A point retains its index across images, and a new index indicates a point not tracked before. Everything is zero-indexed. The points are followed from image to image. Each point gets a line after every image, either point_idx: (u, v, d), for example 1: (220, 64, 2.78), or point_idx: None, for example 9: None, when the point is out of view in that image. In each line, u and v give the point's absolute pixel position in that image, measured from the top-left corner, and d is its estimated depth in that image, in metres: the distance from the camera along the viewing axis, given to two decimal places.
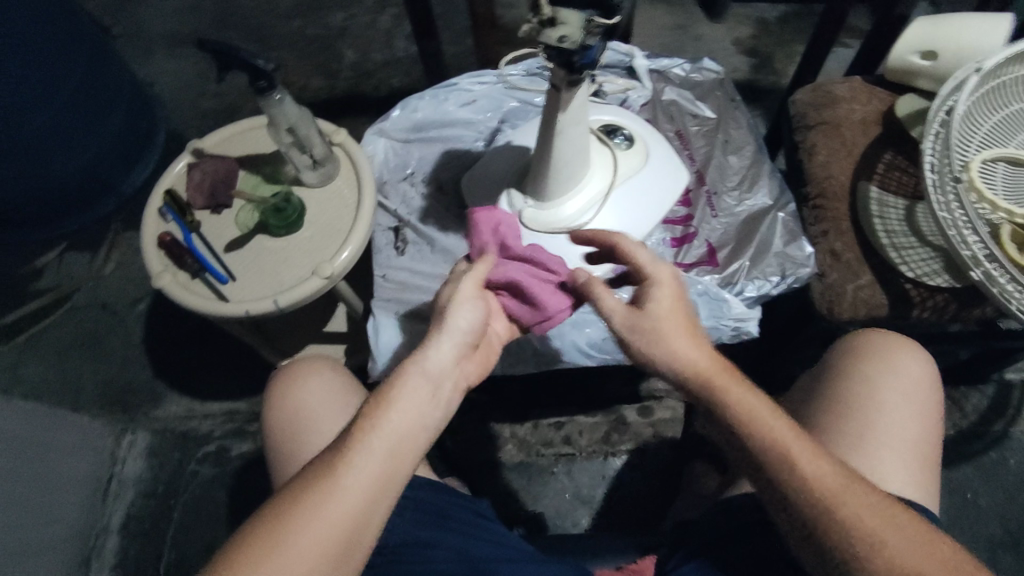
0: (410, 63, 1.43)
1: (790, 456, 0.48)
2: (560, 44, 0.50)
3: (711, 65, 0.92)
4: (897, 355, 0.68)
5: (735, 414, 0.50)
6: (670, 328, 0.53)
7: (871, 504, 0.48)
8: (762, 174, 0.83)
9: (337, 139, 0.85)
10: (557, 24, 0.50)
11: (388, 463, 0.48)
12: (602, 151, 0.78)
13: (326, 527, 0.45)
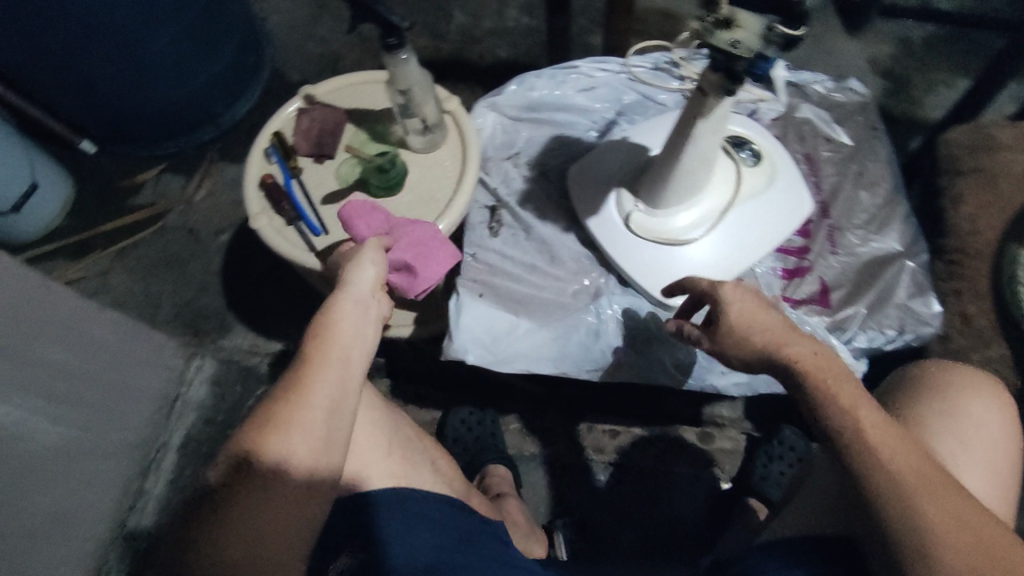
0: (520, 35, 1.39)
1: (867, 437, 0.49)
2: (731, 49, 0.45)
3: (858, 86, 0.84)
4: (963, 398, 0.61)
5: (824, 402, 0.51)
6: (752, 328, 0.55)
7: (954, 508, 0.46)
8: (896, 216, 0.76)
9: (448, 106, 0.83)
10: (731, 27, 0.46)
11: (346, 362, 0.51)
12: (726, 164, 0.73)
13: (299, 428, 0.47)
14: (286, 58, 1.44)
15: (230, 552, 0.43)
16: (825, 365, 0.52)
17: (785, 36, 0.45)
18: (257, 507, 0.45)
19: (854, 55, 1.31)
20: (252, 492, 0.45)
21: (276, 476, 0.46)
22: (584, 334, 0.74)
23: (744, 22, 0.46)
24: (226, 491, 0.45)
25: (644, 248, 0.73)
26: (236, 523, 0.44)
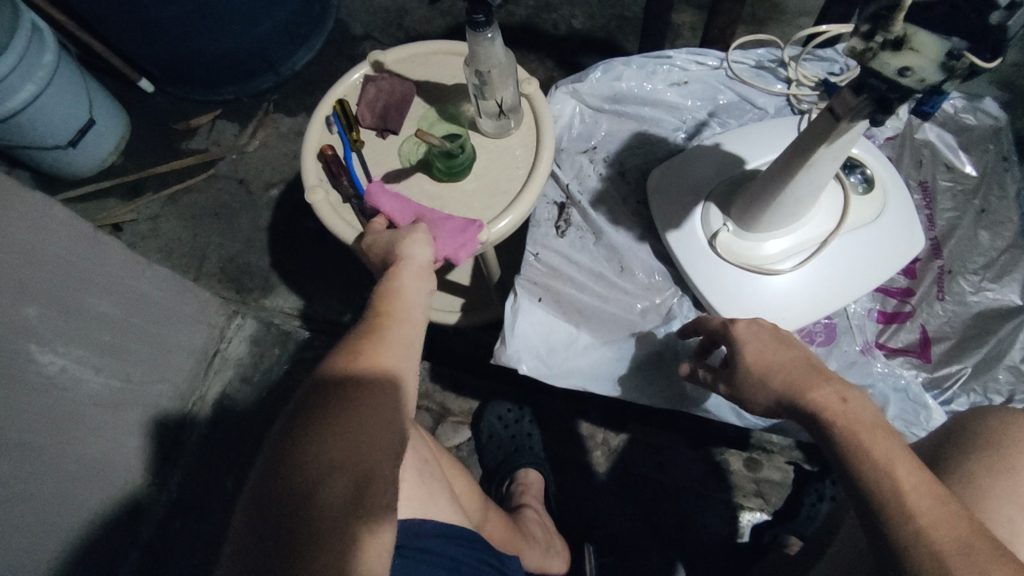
0: (600, 7, 1.28)
1: (900, 498, 0.38)
2: (899, 78, 0.39)
3: (992, 107, 0.73)
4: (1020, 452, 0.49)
5: (854, 466, 0.41)
6: (777, 367, 0.50)
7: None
8: (1020, 263, 0.67)
9: (525, 89, 0.75)
10: (903, 51, 0.38)
11: (412, 306, 0.49)
12: (834, 189, 0.64)
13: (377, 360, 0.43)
14: (351, 10, 1.38)
15: (322, 469, 0.36)
16: (857, 415, 0.44)
17: (972, 67, 0.37)
18: (351, 423, 0.38)
19: None
20: (342, 403, 0.40)
21: (366, 397, 0.40)
22: (648, 356, 0.69)
23: (919, 45, 0.38)
24: (305, 417, 0.39)
25: (727, 272, 0.66)
26: (323, 441, 0.37)
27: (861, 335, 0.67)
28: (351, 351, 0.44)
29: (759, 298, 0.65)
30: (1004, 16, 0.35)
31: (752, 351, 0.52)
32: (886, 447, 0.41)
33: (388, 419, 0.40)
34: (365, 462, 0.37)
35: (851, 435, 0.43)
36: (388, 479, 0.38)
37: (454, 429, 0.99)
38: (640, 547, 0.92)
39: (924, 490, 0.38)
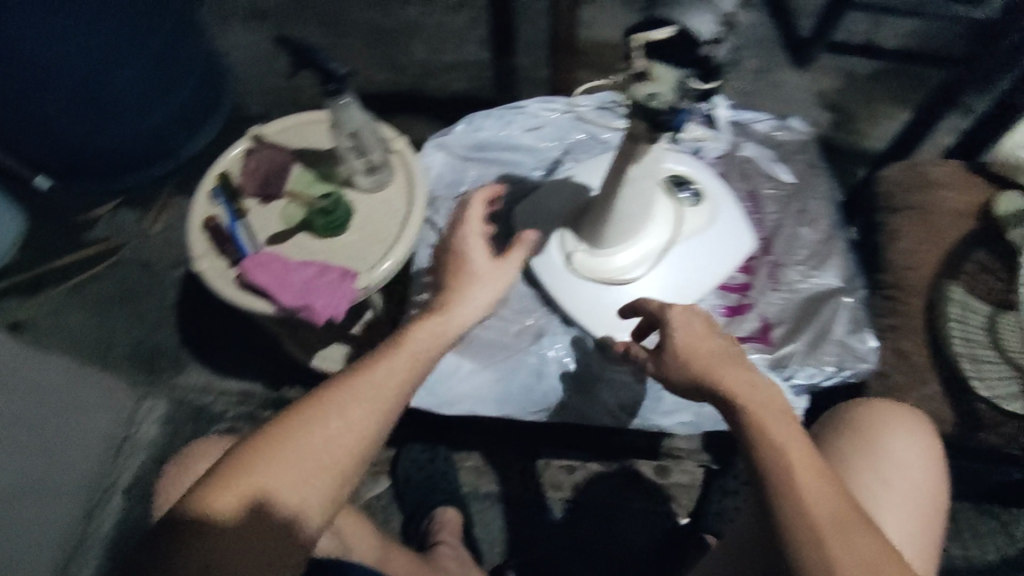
0: (481, 71, 1.41)
1: (797, 485, 0.46)
2: (648, 100, 0.48)
3: (798, 125, 0.86)
4: (886, 435, 0.62)
5: (766, 457, 0.48)
6: (706, 354, 0.53)
7: (855, 553, 0.44)
8: (834, 252, 0.78)
9: (395, 146, 0.83)
10: (649, 79, 0.47)
11: (406, 372, 0.53)
12: (667, 204, 0.74)
13: (358, 417, 0.50)
14: (247, 91, 1.44)
15: (256, 507, 0.46)
16: (767, 400, 0.50)
17: (697, 90, 0.47)
18: (280, 469, 0.47)
19: (803, 90, 1.44)
20: (292, 448, 0.48)
21: (304, 448, 0.48)
22: (525, 375, 0.73)
23: (659, 74, 0.46)
24: (278, 443, 0.48)
25: (587, 286, 0.73)
26: (273, 477, 0.47)
27: None
28: (348, 394, 0.50)
29: (618, 306, 0.72)
30: (711, 49, 0.44)
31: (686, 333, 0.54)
32: (795, 446, 0.48)
33: (313, 484, 0.48)
34: (275, 512, 0.46)
35: (761, 423, 0.49)
36: (287, 534, 0.47)
37: (373, 479, 1.01)
38: (563, 562, 0.97)
39: (819, 483, 0.47)
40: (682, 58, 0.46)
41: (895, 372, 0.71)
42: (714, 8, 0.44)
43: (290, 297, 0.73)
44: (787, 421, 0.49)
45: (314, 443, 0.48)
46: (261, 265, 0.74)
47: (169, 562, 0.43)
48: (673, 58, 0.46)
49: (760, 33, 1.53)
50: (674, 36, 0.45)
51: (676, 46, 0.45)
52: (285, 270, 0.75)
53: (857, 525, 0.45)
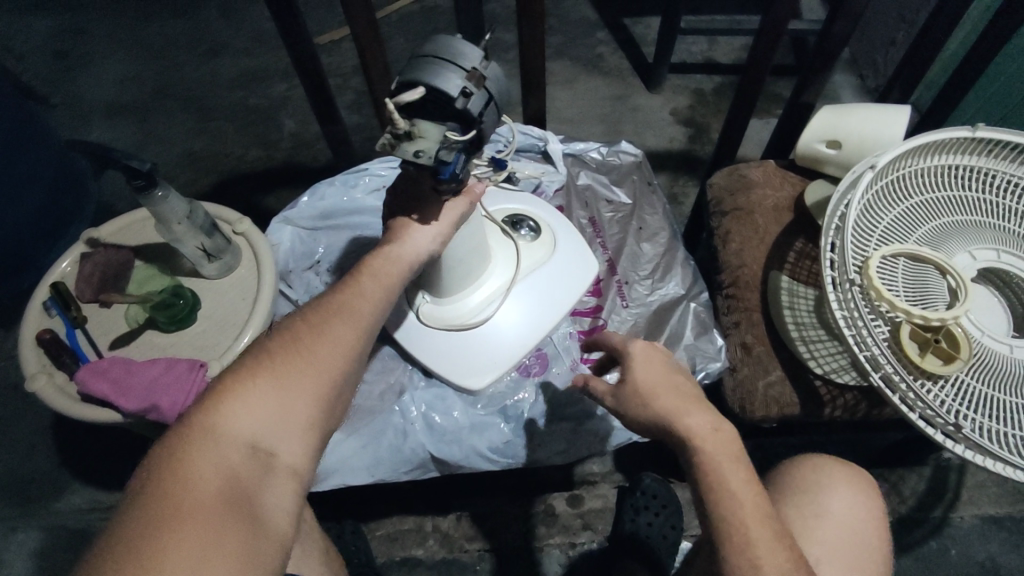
0: None
1: (748, 539, 0.46)
2: (417, 157, 0.48)
3: (628, 149, 0.91)
4: (821, 488, 0.67)
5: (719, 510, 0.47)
6: (666, 395, 0.51)
7: None
8: (675, 262, 0.82)
9: (239, 228, 0.82)
10: (414, 139, 0.48)
11: (372, 302, 0.55)
12: (505, 243, 0.75)
13: (342, 328, 0.52)
14: (111, 188, 1.39)
15: (256, 422, 0.46)
16: (723, 445, 0.48)
17: (459, 142, 0.49)
18: (267, 405, 0.47)
19: (658, 109, 1.55)
20: (272, 380, 0.48)
21: (285, 380, 0.49)
22: (392, 435, 0.72)
23: (421, 134, 0.48)
24: (270, 361, 0.49)
25: (439, 333, 0.73)
26: (271, 395, 0.48)
27: (568, 355, 0.77)
28: (327, 314, 0.52)
29: (477, 350, 0.72)
30: (464, 102, 0.48)
31: (644, 372, 0.53)
32: (758, 510, 0.47)
33: (299, 418, 0.48)
34: (265, 448, 0.46)
35: (718, 476, 0.47)
36: (279, 474, 0.46)
37: None
38: None
39: (779, 551, 0.46)
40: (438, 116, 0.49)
41: (740, 366, 0.74)
42: (456, 67, 0.48)
43: (132, 400, 0.68)
44: (739, 468, 0.48)
45: (303, 356, 0.50)
46: (98, 373, 0.70)
47: (166, 489, 0.41)
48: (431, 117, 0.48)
49: (613, 64, 1.64)
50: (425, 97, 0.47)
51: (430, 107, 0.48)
52: (127, 372, 0.70)
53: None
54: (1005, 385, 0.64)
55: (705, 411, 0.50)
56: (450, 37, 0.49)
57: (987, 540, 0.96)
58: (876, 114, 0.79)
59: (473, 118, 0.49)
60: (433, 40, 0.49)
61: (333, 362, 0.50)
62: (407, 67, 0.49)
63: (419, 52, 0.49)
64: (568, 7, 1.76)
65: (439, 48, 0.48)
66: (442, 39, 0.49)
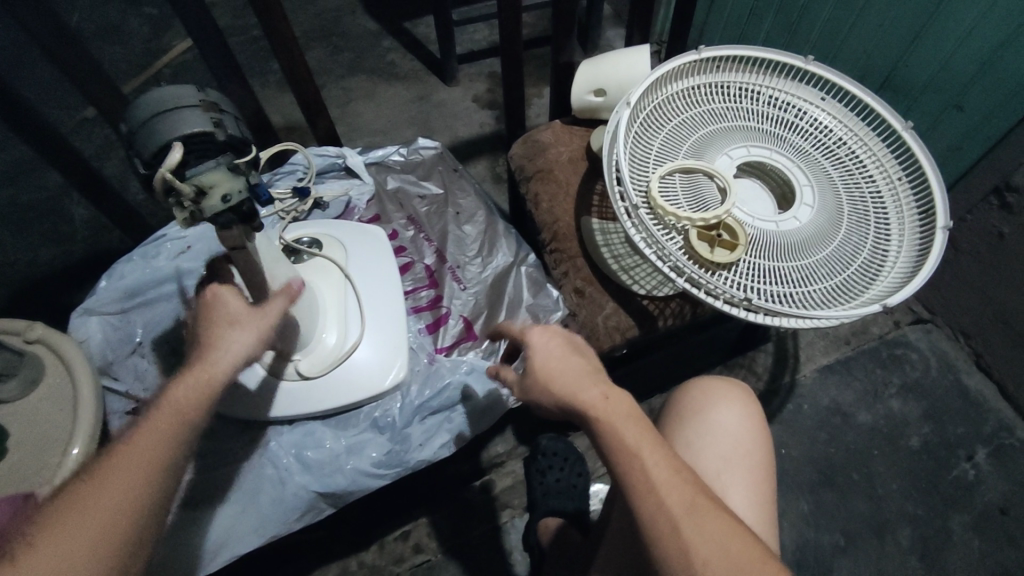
0: None
1: (652, 483, 0.49)
2: (227, 204, 0.47)
3: (426, 144, 0.95)
4: (713, 408, 0.72)
5: (623, 465, 0.50)
6: (560, 375, 0.54)
7: (715, 535, 0.47)
8: (498, 234, 0.87)
9: (32, 335, 0.74)
10: (208, 191, 0.46)
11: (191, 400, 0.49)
12: (317, 268, 0.75)
13: (176, 414, 0.48)
14: None
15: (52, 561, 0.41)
16: (616, 411, 0.52)
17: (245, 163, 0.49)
18: (68, 537, 0.42)
19: (461, 100, 1.61)
20: (73, 511, 0.44)
21: (90, 506, 0.44)
22: (270, 487, 0.70)
23: (212, 179, 0.46)
24: (115, 457, 0.46)
25: (318, 384, 0.70)
26: (73, 526, 0.43)
27: (423, 351, 0.77)
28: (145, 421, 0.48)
29: (360, 373, 0.72)
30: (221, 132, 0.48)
31: (541, 354, 0.55)
32: (660, 462, 0.50)
33: (111, 543, 0.43)
34: None
35: (615, 435, 0.50)
36: None
37: None
38: None
39: (681, 486, 0.49)
40: (213, 156, 0.48)
41: (578, 310, 0.80)
42: (190, 109, 0.47)
43: None
44: (631, 425, 0.51)
45: (141, 449, 0.47)
46: None
47: None
48: (204, 162, 0.47)
49: (407, 68, 1.68)
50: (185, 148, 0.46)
51: (195, 155, 0.47)
52: None
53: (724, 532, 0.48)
54: (780, 254, 0.75)
55: (595, 383, 0.54)
56: (154, 94, 0.48)
57: (828, 386, 1.12)
58: (624, 56, 0.88)
59: (240, 141, 0.49)
60: (137, 110, 0.48)
61: (161, 456, 0.47)
62: (140, 144, 0.47)
63: (138, 124, 0.47)
64: (347, 23, 1.76)
65: (154, 110, 0.47)
66: (152, 99, 0.48)
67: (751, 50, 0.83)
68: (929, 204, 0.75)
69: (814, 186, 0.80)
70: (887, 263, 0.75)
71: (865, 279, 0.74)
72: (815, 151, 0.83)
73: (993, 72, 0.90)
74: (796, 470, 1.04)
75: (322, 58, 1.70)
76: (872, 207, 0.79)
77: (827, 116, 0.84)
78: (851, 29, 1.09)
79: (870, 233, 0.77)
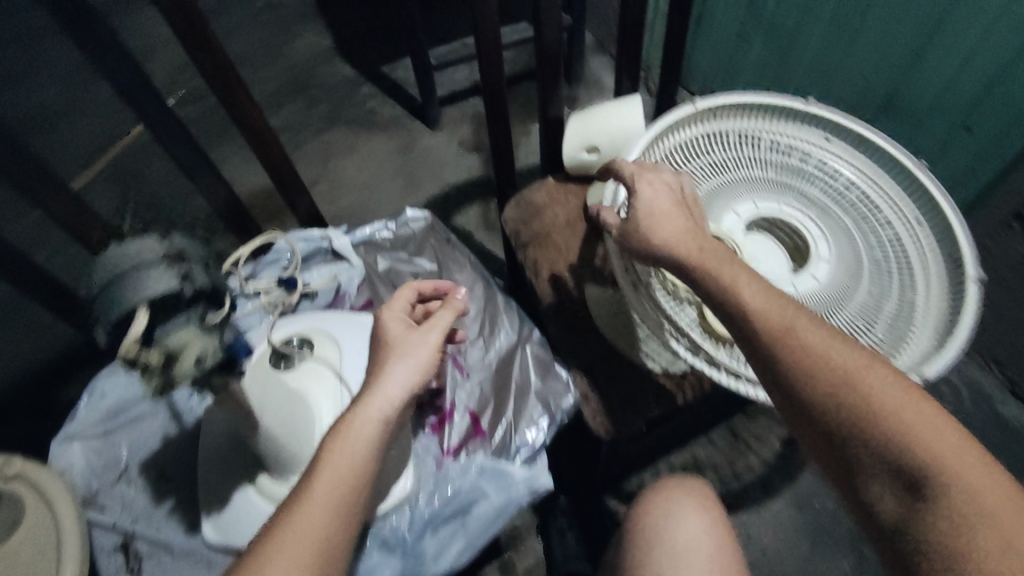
0: None
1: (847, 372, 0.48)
2: (200, 366, 0.42)
3: (414, 216, 0.90)
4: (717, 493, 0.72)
5: (807, 349, 0.50)
6: (656, 218, 0.59)
7: (928, 418, 0.45)
8: (499, 311, 0.82)
9: (10, 471, 0.69)
10: (179, 357, 0.42)
11: (361, 425, 0.55)
12: (304, 372, 0.69)
13: (350, 448, 0.53)
14: None
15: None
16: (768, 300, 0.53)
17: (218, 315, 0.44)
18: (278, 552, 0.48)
19: (447, 144, 1.57)
20: (276, 532, 0.49)
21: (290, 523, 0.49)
22: None
23: (182, 345, 0.42)
24: (309, 478, 0.52)
25: None
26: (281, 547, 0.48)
27: (429, 455, 0.71)
28: (318, 456, 0.54)
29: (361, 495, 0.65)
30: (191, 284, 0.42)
31: (655, 206, 0.60)
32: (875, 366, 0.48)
33: (299, 554, 0.48)
34: None
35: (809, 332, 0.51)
36: None
37: None
38: None
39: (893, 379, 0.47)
40: (182, 313, 0.42)
41: (591, 391, 0.74)
42: (153, 264, 0.41)
43: None
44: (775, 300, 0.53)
45: (324, 474, 0.52)
46: None
47: None
48: (173, 323, 0.42)
49: (387, 115, 1.64)
50: (151, 312, 0.40)
51: (164, 316, 0.41)
52: None
53: (896, 374, 0.48)
54: None
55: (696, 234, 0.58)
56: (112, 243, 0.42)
57: None
58: (616, 109, 0.84)
59: (212, 289, 0.43)
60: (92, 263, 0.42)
61: (345, 477, 0.52)
62: (95, 305, 0.41)
63: (92, 285, 0.41)
64: (323, 74, 1.72)
65: (110, 265, 0.41)
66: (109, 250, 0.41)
67: (747, 97, 0.76)
68: (956, 255, 0.68)
69: (830, 240, 0.75)
70: (916, 317, 0.69)
71: (894, 337, 0.69)
72: (827, 197, 0.77)
73: (1001, 87, 0.87)
74: (832, 524, 0.99)
75: (299, 112, 1.66)
76: (892, 252, 0.73)
77: (837, 157, 0.77)
78: (849, 49, 1.07)
79: (892, 283, 0.72)
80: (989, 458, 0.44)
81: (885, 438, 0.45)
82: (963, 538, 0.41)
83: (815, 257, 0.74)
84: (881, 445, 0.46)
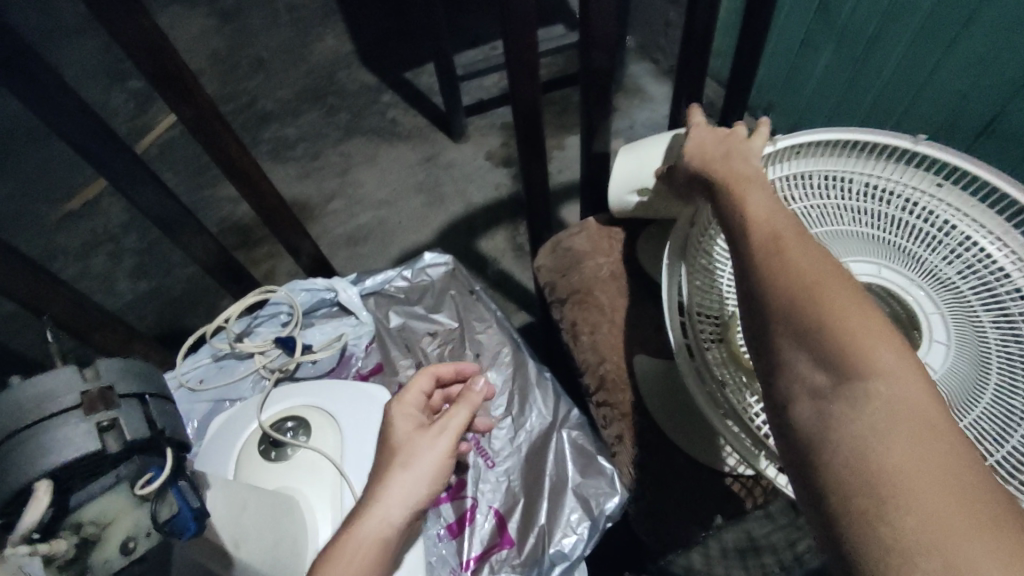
0: (140, 303, 1.18)
1: (851, 336, 0.37)
2: (130, 550, 0.30)
3: (432, 261, 0.78)
4: None
5: (809, 295, 0.40)
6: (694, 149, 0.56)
7: (923, 437, 0.32)
8: (531, 382, 0.69)
9: None
10: (99, 537, 0.30)
11: (364, 537, 0.44)
12: (298, 467, 0.58)
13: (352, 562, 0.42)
14: None
15: None
16: (787, 244, 0.43)
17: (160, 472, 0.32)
18: None
19: (473, 158, 1.45)
20: None
21: None
22: None
23: (106, 519, 0.30)
24: None
25: None
26: None
27: (445, 569, 0.59)
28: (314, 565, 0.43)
29: None
30: (118, 434, 0.31)
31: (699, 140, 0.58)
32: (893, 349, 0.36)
33: None
34: None
35: (820, 290, 0.39)
36: None
37: None
38: None
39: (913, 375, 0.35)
40: (107, 474, 0.31)
41: (640, 490, 0.62)
42: (68, 414, 0.31)
43: None
44: (802, 249, 0.43)
45: None
46: None
47: None
48: (91, 490, 0.30)
49: (410, 125, 1.52)
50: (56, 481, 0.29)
51: (76, 483, 0.30)
52: None
53: (889, 326, 0.37)
54: None
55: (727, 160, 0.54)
56: (10, 385, 0.32)
57: None
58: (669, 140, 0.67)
59: (150, 437, 0.32)
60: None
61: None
62: None
63: None
64: (343, 79, 1.61)
65: (10, 417, 0.31)
66: (12, 393, 0.31)
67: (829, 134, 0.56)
68: None
69: (950, 320, 0.53)
70: None
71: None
72: (945, 269, 0.53)
73: None
74: None
75: (316, 120, 1.55)
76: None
77: (965, 216, 0.52)
78: (935, 68, 0.92)
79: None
80: (973, 491, 0.30)
81: (837, 353, 0.37)
82: (874, 468, 0.32)
83: (920, 346, 0.54)
84: (832, 371, 0.37)
